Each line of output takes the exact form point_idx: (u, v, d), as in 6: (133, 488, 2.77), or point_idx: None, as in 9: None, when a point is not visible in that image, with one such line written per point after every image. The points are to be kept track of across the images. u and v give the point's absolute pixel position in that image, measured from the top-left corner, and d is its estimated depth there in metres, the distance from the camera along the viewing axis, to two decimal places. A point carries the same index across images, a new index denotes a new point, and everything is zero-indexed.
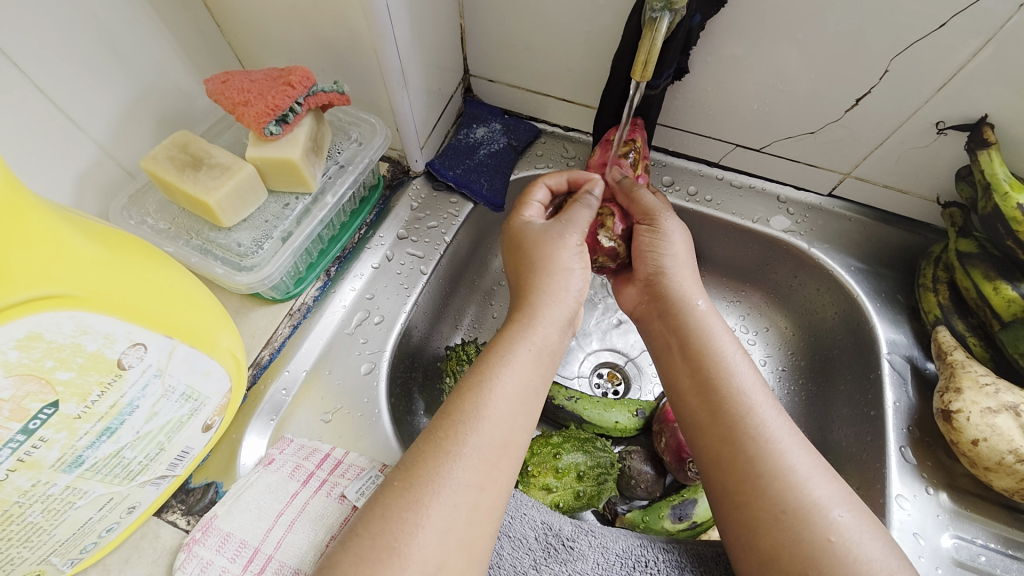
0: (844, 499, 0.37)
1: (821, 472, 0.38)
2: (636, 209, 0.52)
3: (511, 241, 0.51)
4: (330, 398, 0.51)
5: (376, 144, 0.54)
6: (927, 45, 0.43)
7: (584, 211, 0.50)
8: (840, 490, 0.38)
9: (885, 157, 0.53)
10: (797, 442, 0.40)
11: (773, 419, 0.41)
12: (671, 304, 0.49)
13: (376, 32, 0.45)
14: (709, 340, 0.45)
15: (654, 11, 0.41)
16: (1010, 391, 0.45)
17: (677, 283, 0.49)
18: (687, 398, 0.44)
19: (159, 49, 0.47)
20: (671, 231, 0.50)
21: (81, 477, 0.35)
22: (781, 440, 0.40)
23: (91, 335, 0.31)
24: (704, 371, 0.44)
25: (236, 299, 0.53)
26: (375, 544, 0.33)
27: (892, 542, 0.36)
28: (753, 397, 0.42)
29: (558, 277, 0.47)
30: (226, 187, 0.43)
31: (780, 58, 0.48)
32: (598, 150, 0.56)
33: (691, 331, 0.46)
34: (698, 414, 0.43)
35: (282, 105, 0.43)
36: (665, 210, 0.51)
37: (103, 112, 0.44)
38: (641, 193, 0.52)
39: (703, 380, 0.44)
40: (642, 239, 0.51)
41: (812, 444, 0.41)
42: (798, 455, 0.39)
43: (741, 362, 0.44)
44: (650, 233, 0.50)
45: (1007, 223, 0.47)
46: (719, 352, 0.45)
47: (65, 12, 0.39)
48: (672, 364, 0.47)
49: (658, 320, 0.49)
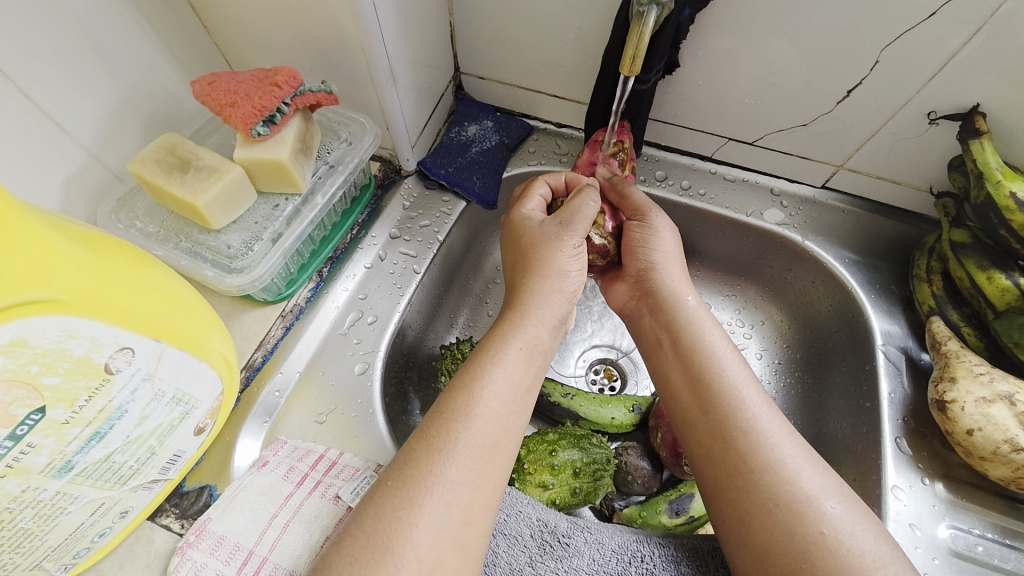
0: (836, 491, 0.37)
1: (813, 465, 0.38)
2: (628, 205, 0.52)
3: (510, 235, 0.51)
4: (324, 399, 0.51)
5: (366, 143, 0.54)
6: (917, 35, 0.43)
7: (587, 209, 0.49)
8: (832, 483, 0.38)
9: (878, 148, 0.53)
10: (788, 436, 0.40)
11: (765, 413, 0.41)
12: (661, 299, 0.49)
13: (363, 31, 0.44)
14: (699, 335, 0.45)
15: (641, 5, 0.41)
16: (1005, 380, 0.45)
17: (667, 279, 0.49)
18: (679, 394, 0.44)
19: (145, 50, 0.46)
20: (660, 226, 0.50)
21: (72, 482, 0.35)
22: (772, 433, 0.40)
23: (77, 340, 0.31)
24: (694, 366, 0.44)
25: (228, 301, 0.53)
26: (369, 544, 0.33)
27: (886, 534, 0.36)
28: (744, 391, 0.42)
29: (553, 277, 0.46)
30: (214, 189, 0.43)
31: (770, 50, 0.48)
32: (586, 149, 0.56)
33: (681, 326, 0.46)
34: (689, 410, 0.43)
35: (269, 105, 0.43)
36: (655, 206, 0.51)
37: (89, 115, 0.43)
38: (632, 189, 0.52)
39: (695, 375, 0.43)
40: (632, 235, 0.51)
41: (803, 437, 0.41)
42: (790, 448, 0.39)
43: (732, 356, 0.44)
44: (640, 229, 0.50)
45: (1000, 213, 0.46)
46: (709, 346, 0.45)
47: (48, 15, 0.39)
48: (662, 361, 0.46)
49: (649, 316, 0.49)
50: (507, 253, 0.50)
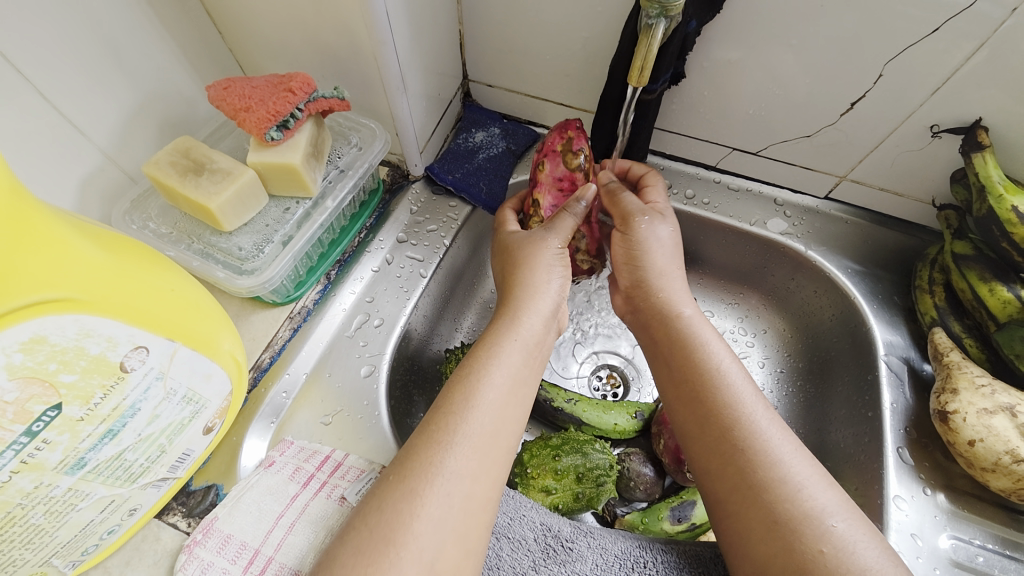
0: (841, 507, 0.37)
1: (818, 480, 0.38)
2: (617, 214, 0.53)
3: (499, 248, 0.53)
4: (330, 400, 0.52)
5: (375, 149, 0.54)
6: (921, 49, 0.43)
7: (569, 220, 0.50)
8: (838, 497, 0.37)
9: (881, 160, 0.53)
10: (791, 450, 0.39)
11: (765, 428, 0.40)
12: (657, 309, 0.49)
13: (375, 38, 0.45)
14: (698, 347, 0.45)
15: (649, 18, 0.40)
16: (1006, 392, 0.46)
17: (663, 290, 0.49)
18: (677, 406, 0.44)
19: (161, 54, 0.47)
20: (644, 238, 0.51)
21: (84, 479, 0.35)
22: (772, 450, 0.39)
23: (94, 338, 0.32)
24: (692, 380, 0.44)
25: (237, 303, 0.54)
26: (375, 536, 0.33)
27: (892, 550, 0.35)
28: (742, 407, 0.41)
29: (542, 271, 0.48)
30: (228, 192, 0.43)
31: (776, 61, 0.49)
32: (548, 163, 0.53)
33: (677, 338, 0.46)
34: (687, 424, 0.43)
35: (282, 111, 0.44)
36: (642, 215, 0.51)
37: (106, 117, 0.44)
38: (623, 196, 0.52)
39: (693, 390, 0.43)
40: (618, 245, 0.53)
41: (809, 450, 0.40)
42: (795, 463, 0.38)
43: (733, 369, 0.44)
44: (624, 242, 0.52)
45: (1002, 225, 0.47)
46: (708, 358, 0.44)
47: (69, 18, 0.39)
48: (661, 374, 0.47)
49: (647, 329, 0.50)
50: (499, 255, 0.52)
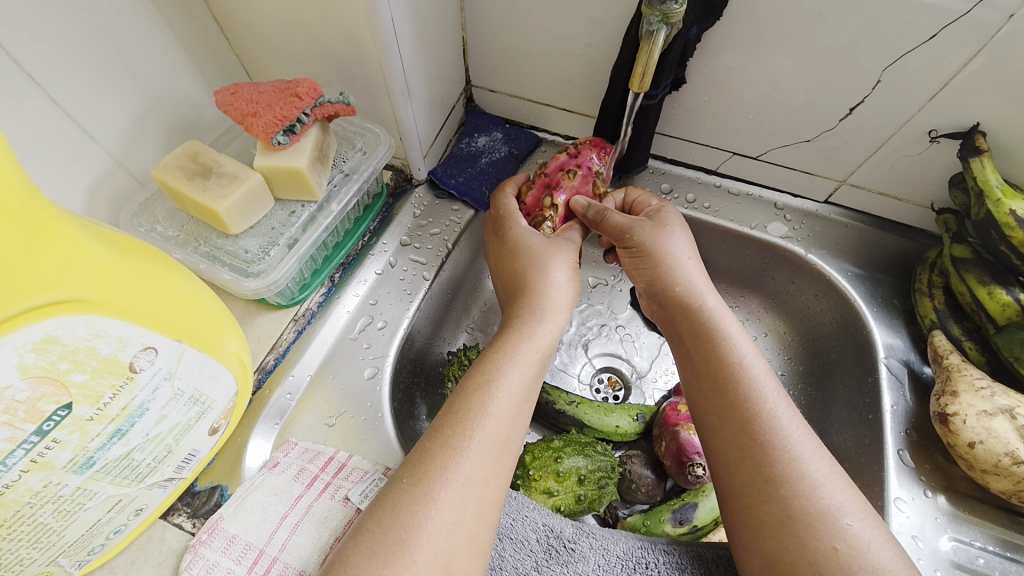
0: (856, 506, 0.37)
1: (836, 480, 0.38)
2: (609, 233, 0.52)
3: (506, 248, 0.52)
4: (334, 402, 0.52)
5: (380, 153, 0.55)
6: (919, 55, 0.44)
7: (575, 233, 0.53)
8: (853, 498, 0.37)
9: (879, 164, 0.54)
10: (812, 448, 0.39)
11: (786, 425, 0.40)
12: (680, 304, 0.48)
13: (380, 44, 0.46)
14: (723, 341, 0.45)
15: (651, 24, 0.41)
16: (1006, 394, 0.46)
17: (689, 285, 0.49)
18: (699, 399, 0.44)
19: (169, 60, 0.48)
20: (657, 238, 0.50)
21: (92, 478, 0.36)
22: (792, 446, 0.39)
23: (105, 339, 0.32)
24: (716, 373, 0.44)
25: (243, 304, 0.55)
26: (385, 538, 0.33)
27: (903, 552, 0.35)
28: (764, 402, 0.41)
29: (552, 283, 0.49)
30: (234, 195, 0.44)
31: (776, 68, 0.49)
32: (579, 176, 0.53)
33: (701, 331, 0.46)
34: (709, 417, 0.43)
35: (289, 115, 0.44)
36: (638, 225, 0.51)
37: (115, 121, 0.45)
38: (609, 217, 0.52)
39: (716, 383, 0.43)
40: (625, 259, 0.53)
41: (828, 449, 0.40)
42: (814, 462, 0.38)
43: (756, 365, 0.44)
44: (631, 254, 0.52)
45: (1001, 229, 0.47)
46: (732, 352, 0.44)
47: (79, 24, 0.40)
48: (685, 368, 0.47)
49: (672, 323, 0.50)
50: (504, 258, 0.51)
